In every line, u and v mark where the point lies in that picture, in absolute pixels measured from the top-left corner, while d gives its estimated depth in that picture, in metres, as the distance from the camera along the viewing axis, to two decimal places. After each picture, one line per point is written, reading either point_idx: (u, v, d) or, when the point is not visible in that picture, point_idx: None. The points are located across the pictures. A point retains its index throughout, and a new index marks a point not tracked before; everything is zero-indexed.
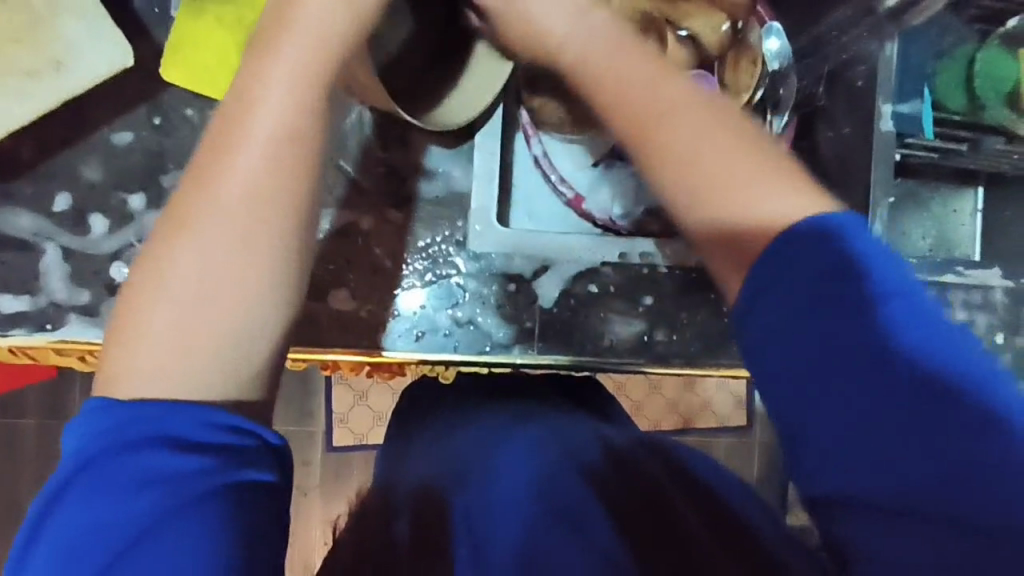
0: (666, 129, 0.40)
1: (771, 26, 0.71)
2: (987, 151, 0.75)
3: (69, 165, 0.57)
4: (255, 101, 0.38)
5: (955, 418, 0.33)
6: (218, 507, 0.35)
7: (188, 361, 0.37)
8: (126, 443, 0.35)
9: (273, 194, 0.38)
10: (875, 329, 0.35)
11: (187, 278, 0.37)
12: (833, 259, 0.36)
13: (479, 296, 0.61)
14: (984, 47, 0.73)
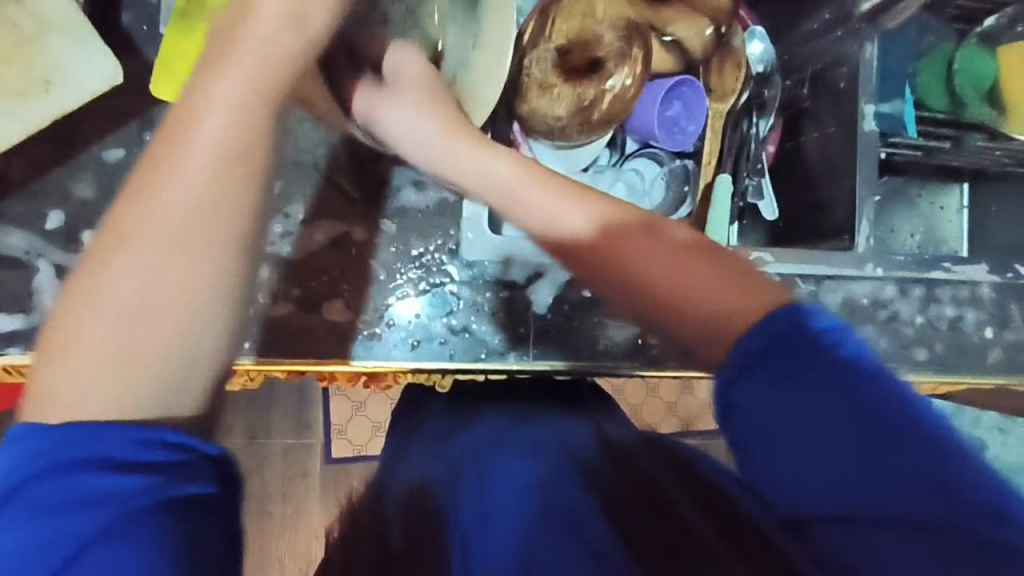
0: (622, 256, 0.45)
1: (755, 30, 0.73)
2: (969, 148, 0.74)
3: (60, 183, 0.57)
4: (196, 116, 0.38)
5: (924, 463, 0.36)
6: (159, 521, 0.35)
7: (121, 382, 0.35)
8: (56, 468, 0.34)
9: (216, 207, 0.37)
10: (847, 392, 0.37)
11: (118, 297, 0.36)
12: (802, 338, 0.38)
13: (473, 304, 0.62)
14: (963, 45, 0.76)
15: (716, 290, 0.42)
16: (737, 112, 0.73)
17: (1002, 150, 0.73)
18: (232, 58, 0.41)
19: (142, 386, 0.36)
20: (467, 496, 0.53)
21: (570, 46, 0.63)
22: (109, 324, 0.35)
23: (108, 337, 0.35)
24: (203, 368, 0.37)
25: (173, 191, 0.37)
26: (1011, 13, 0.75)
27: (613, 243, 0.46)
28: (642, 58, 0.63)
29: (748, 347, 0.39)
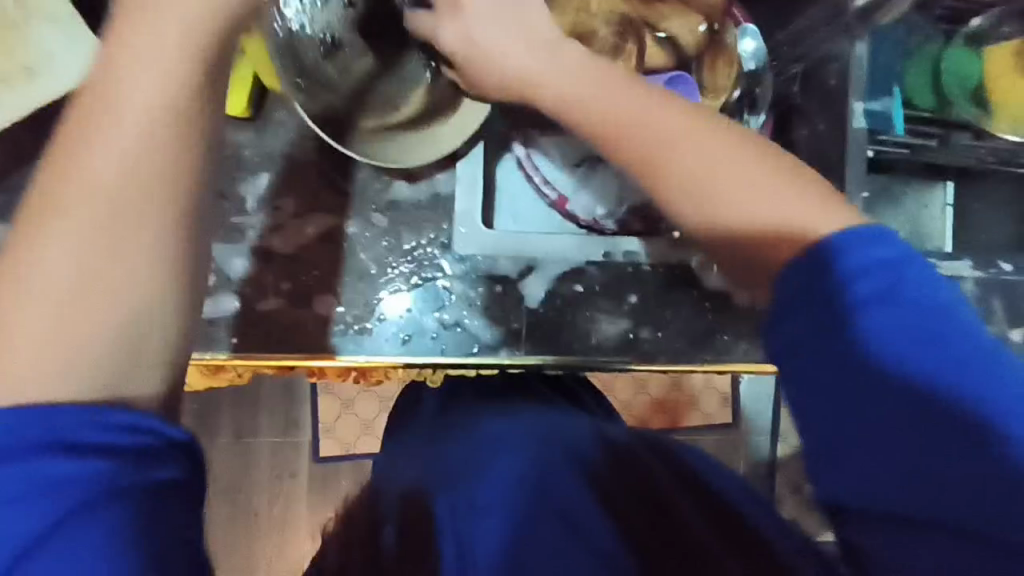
0: (672, 156, 0.43)
1: (747, 26, 0.73)
2: (955, 146, 0.76)
3: None
4: (123, 82, 0.37)
5: (971, 428, 0.35)
6: (130, 508, 0.34)
7: (56, 362, 0.35)
8: (8, 452, 0.33)
9: (154, 176, 0.37)
10: (889, 343, 0.37)
11: (51, 270, 0.35)
12: (851, 274, 0.38)
13: (465, 298, 0.61)
14: (949, 47, 0.77)
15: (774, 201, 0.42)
16: (728, 110, 0.73)
17: (987, 148, 0.75)
18: (157, 16, 0.37)
19: (81, 367, 0.35)
20: (466, 489, 0.51)
21: (563, 40, 0.62)
22: (43, 302, 0.35)
23: (42, 315, 0.35)
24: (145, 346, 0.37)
25: (104, 166, 0.36)
26: (997, 14, 0.75)
27: (663, 147, 0.43)
28: (636, 52, 0.65)
29: (789, 284, 0.40)
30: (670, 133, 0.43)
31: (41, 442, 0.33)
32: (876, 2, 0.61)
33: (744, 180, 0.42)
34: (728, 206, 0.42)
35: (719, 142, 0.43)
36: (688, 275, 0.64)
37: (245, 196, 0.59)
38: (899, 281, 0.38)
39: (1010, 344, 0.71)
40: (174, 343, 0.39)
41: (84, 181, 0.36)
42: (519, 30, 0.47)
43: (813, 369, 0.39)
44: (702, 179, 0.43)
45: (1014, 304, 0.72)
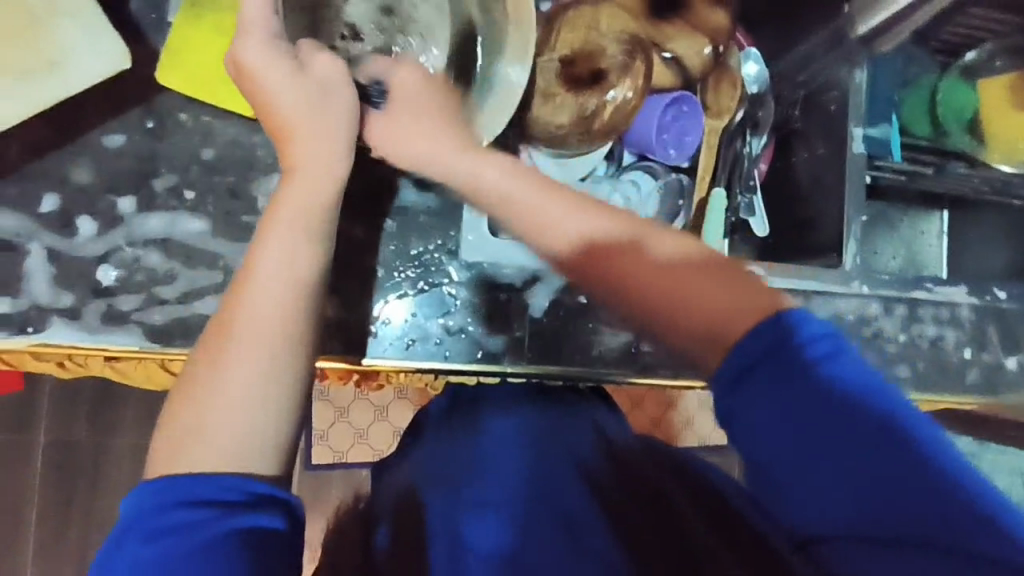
0: (619, 257, 0.50)
1: (749, 51, 0.75)
2: (950, 174, 0.77)
3: (58, 167, 0.56)
4: (264, 246, 0.49)
5: (903, 461, 0.39)
6: (241, 541, 0.41)
7: (225, 452, 0.44)
8: (164, 504, 0.41)
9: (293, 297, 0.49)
10: (827, 388, 0.42)
11: (227, 387, 0.46)
12: (789, 334, 0.43)
13: (470, 305, 0.62)
14: (945, 77, 0.79)
15: (712, 289, 0.47)
16: (731, 130, 0.74)
17: (981, 177, 0.76)
18: (296, 176, 0.51)
19: (233, 448, 0.44)
20: (464, 494, 0.55)
21: (574, 56, 0.65)
22: (215, 400, 0.45)
23: (209, 408, 0.45)
24: (280, 427, 0.46)
25: (260, 303, 0.48)
26: (989, 49, 0.79)
27: (609, 245, 0.50)
28: (645, 71, 0.64)
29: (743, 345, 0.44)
30: (585, 226, 0.51)
31: (189, 491, 0.42)
32: (876, 30, 0.63)
33: (684, 269, 0.48)
34: (671, 289, 0.47)
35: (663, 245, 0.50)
36: None
37: (257, 196, 0.59)
38: (835, 346, 0.44)
39: (1003, 370, 0.72)
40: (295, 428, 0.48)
41: (240, 307, 0.48)
42: (441, 108, 0.55)
43: (760, 430, 0.43)
44: (645, 277, 0.48)
45: (1008, 331, 0.73)
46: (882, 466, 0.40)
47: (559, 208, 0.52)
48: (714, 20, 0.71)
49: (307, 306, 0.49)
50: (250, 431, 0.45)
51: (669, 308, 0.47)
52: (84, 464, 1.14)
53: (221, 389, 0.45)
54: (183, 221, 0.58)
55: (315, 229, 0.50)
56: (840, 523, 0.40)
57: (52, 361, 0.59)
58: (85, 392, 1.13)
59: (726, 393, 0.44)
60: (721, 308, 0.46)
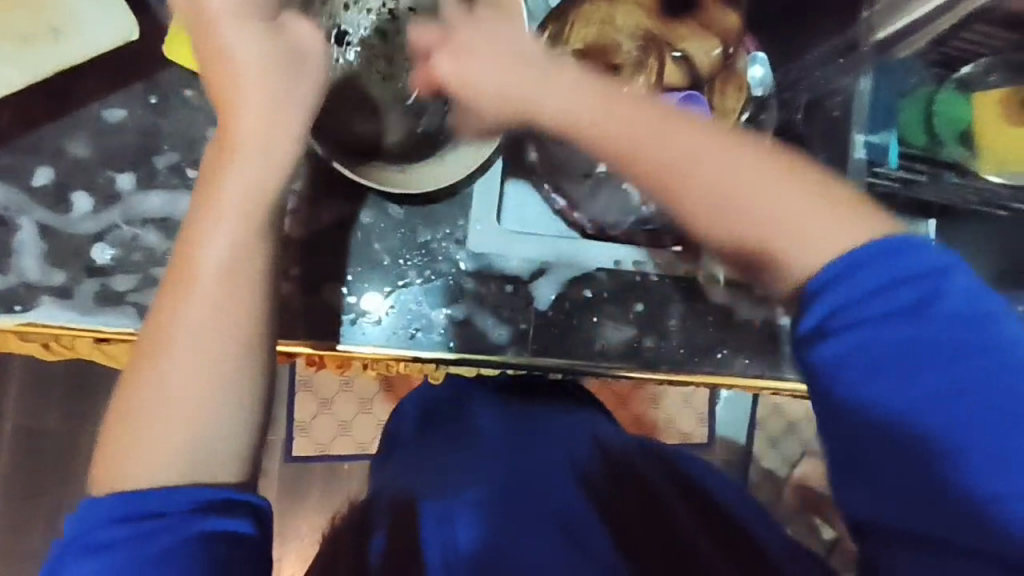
0: (699, 178, 0.42)
1: (755, 55, 0.75)
2: (943, 184, 0.80)
3: (53, 139, 0.54)
4: (201, 234, 0.42)
5: (1002, 437, 0.35)
6: (205, 550, 0.38)
7: (170, 464, 0.40)
8: (115, 517, 0.38)
9: (235, 288, 0.41)
10: (933, 339, 0.37)
11: (164, 393, 0.40)
12: (887, 276, 0.38)
13: (476, 296, 0.62)
14: (941, 89, 0.81)
15: (792, 203, 0.41)
16: None
17: (972, 188, 0.80)
18: (234, 152, 0.42)
19: (185, 465, 0.40)
20: (456, 498, 0.50)
21: (588, 50, 0.64)
22: (156, 408, 0.40)
23: (152, 427, 0.40)
24: (235, 442, 0.42)
25: (194, 296, 0.41)
26: (985, 64, 0.80)
27: (693, 159, 0.42)
28: (656, 69, 0.66)
29: (833, 286, 0.39)
30: (672, 152, 0.42)
31: (141, 504, 0.38)
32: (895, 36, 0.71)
33: (766, 189, 0.41)
34: (745, 209, 0.41)
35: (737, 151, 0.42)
36: (693, 289, 0.65)
37: None
38: (943, 293, 0.38)
39: None
40: (256, 437, 0.43)
41: (178, 304, 0.41)
42: (501, 49, 0.45)
43: (841, 379, 0.39)
44: (722, 201, 0.42)
45: None
46: (976, 440, 0.36)
47: (635, 121, 0.43)
48: (724, 23, 0.71)
49: (254, 303, 0.42)
50: (205, 447, 0.41)
51: (742, 228, 0.42)
52: (57, 450, 1.10)
53: (165, 403, 0.40)
54: (184, 200, 0.56)
55: (254, 213, 0.42)
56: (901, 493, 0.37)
57: (36, 342, 0.57)
58: (60, 376, 1.09)
59: (812, 341, 0.40)
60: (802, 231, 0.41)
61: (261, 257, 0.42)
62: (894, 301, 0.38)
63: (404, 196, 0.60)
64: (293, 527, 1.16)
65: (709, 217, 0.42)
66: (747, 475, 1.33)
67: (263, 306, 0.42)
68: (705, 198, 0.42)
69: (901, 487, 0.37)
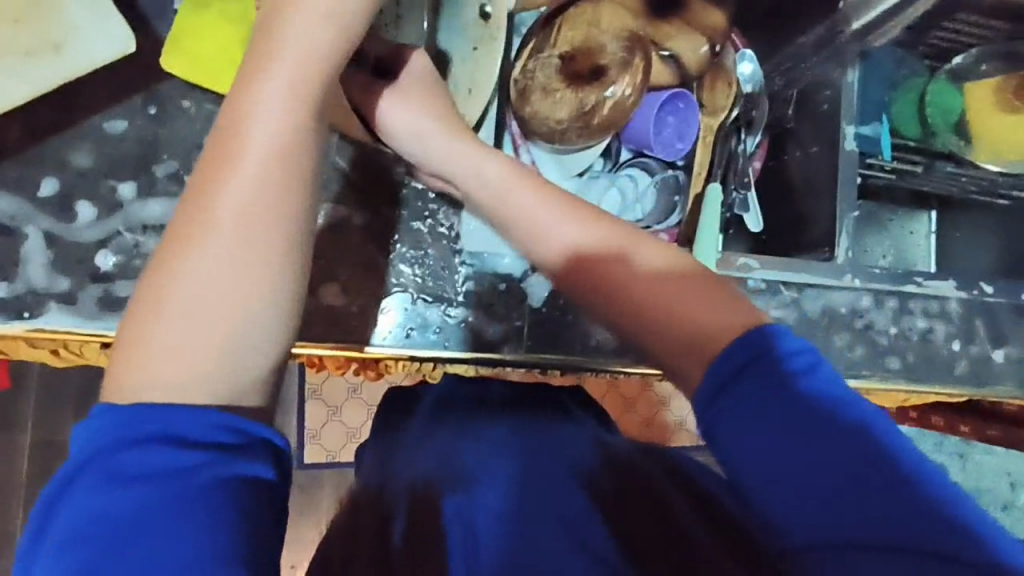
0: (605, 272, 0.48)
1: (744, 52, 0.76)
2: (937, 172, 0.82)
3: (58, 151, 0.56)
4: (251, 125, 0.43)
5: (893, 477, 0.37)
6: (217, 495, 0.35)
7: (197, 365, 0.38)
8: (129, 442, 0.35)
9: (280, 185, 0.42)
10: (810, 401, 0.39)
11: (201, 289, 0.39)
12: (771, 354, 0.41)
13: (471, 295, 0.62)
14: (934, 80, 0.81)
15: (698, 303, 0.45)
16: (726, 130, 0.76)
17: (970, 177, 0.80)
18: (288, 58, 0.44)
19: (212, 366, 0.38)
20: (476, 495, 0.51)
21: (575, 52, 0.65)
22: (189, 304, 0.39)
23: (178, 320, 0.38)
24: (271, 337, 0.41)
25: (238, 190, 0.41)
26: (978, 52, 0.80)
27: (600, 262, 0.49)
28: (644, 68, 0.65)
29: (728, 365, 0.41)
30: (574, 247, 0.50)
31: (148, 434, 0.36)
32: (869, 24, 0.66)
33: (668, 293, 0.46)
34: (654, 300, 0.46)
35: (630, 245, 0.49)
36: None
37: None
38: (811, 361, 0.41)
39: (992, 363, 0.74)
40: (285, 346, 0.42)
41: (221, 199, 0.41)
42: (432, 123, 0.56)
43: (737, 422, 0.40)
44: (628, 297, 0.47)
45: (996, 325, 0.74)
46: (876, 485, 0.36)
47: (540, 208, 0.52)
48: (710, 21, 0.72)
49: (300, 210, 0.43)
50: (231, 348, 0.39)
51: (633, 310, 0.47)
52: None
53: (194, 294, 0.39)
54: None
55: (306, 105, 0.44)
56: (838, 526, 0.36)
57: (45, 349, 0.59)
58: (72, 390, 1.12)
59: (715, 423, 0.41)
60: (688, 315, 0.45)
61: (310, 167, 0.44)
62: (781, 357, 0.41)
63: (396, 194, 0.62)
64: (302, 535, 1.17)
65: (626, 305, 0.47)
66: None
67: (306, 202, 0.43)
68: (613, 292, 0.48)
69: (823, 512, 0.37)
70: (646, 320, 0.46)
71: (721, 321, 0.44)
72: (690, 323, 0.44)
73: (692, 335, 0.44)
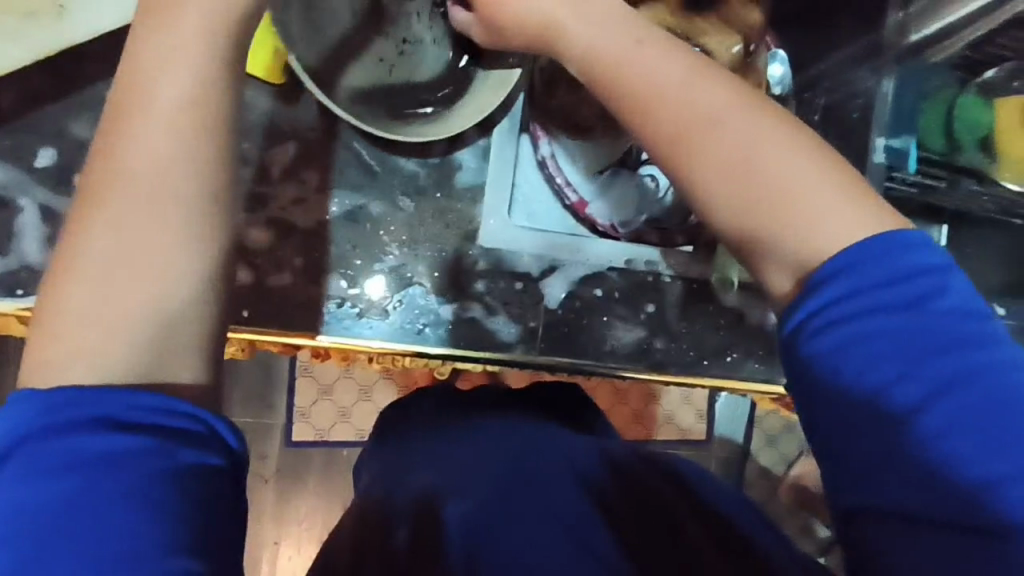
0: (712, 138, 0.39)
1: (776, 52, 0.73)
2: (961, 190, 0.77)
3: (57, 119, 0.53)
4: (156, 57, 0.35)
5: (1004, 438, 0.33)
6: (157, 482, 0.30)
7: (105, 345, 0.32)
8: (49, 427, 0.30)
9: (188, 125, 0.34)
10: (930, 329, 0.35)
11: (103, 255, 0.32)
12: (891, 272, 0.36)
13: (488, 293, 0.61)
14: (963, 93, 0.79)
15: (816, 186, 0.38)
16: None
17: (992, 196, 0.77)
18: None
19: (133, 344, 0.32)
20: (485, 500, 0.49)
21: None
22: (95, 272, 0.32)
23: (91, 291, 0.32)
24: (188, 308, 0.33)
25: (142, 135, 0.34)
26: (1011, 67, 0.78)
27: (703, 127, 0.40)
28: None
29: (836, 276, 0.37)
30: (675, 102, 0.40)
31: (58, 419, 0.30)
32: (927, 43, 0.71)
33: (788, 160, 0.39)
34: (766, 172, 0.38)
35: (737, 106, 0.40)
36: (705, 291, 0.64)
37: (271, 164, 0.56)
38: (940, 289, 0.36)
39: None
40: (215, 316, 0.35)
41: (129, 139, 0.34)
42: None
43: (835, 351, 0.36)
44: (739, 171, 0.39)
45: None
46: (981, 442, 0.33)
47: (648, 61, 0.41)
48: (745, 20, 0.69)
49: (211, 137, 0.35)
50: (153, 316, 0.32)
51: (739, 182, 0.39)
52: None
53: (106, 254, 0.32)
54: None
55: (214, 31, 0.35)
56: (922, 487, 0.34)
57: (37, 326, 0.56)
58: None
59: (802, 343, 0.37)
60: (818, 201, 0.38)
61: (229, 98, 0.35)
62: (897, 291, 0.36)
63: (415, 191, 0.59)
64: (288, 511, 1.17)
65: (734, 179, 0.39)
66: (744, 474, 1.33)
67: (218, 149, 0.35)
68: (715, 163, 0.39)
69: (914, 467, 0.34)
70: (750, 195, 0.39)
71: (853, 221, 0.38)
72: (812, 211, 0.38)
73: (815, 231, 0.38)
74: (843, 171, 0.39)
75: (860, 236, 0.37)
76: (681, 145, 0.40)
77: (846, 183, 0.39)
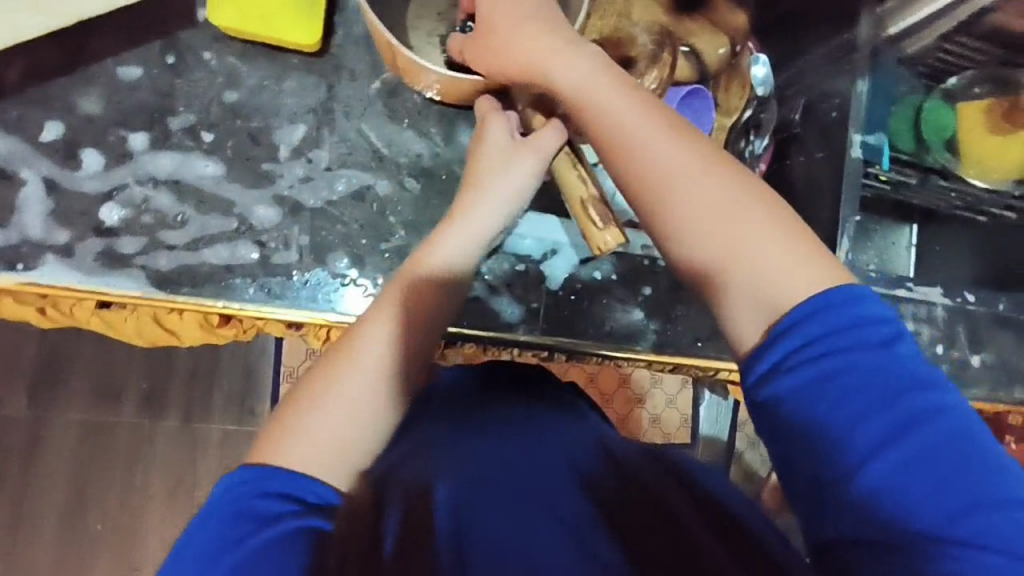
0: (678, 195, 0.44)
1: (758, 55, 0.76)
2: (931, 185, 0.83)
3: (66, 94, 0.53)
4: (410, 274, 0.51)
5: (959, 478, 0.35)
6: (288, 547, 0.39)
7: (315, 455, 0.44)
8: (258, 490, 0.42)
9: (414, 328, 0.50)
10: (883, 377, 0.37)
11: (340, 398, 0.46)
12: (845, 323, 0.39)
13: (494, 273, 0.62)
14: (929, 98, 0.85)
15: (773, 243, 0.42)
16: (738, 128, 0.75)
17: (958, 191, 0.83)
18: (468, 201, 0.52)
19: (333, 458, 0.45)
20: (487, 475, 0.47)
21: (602, 42, 0.66)
22: (325, 406, 0.46)
23: (321, 418, 0.46)
24: (366, 449, 0.47)
25: (386, 324, 0.49)
26: (971, 75, 0.84)
27: (673, 178, 0.44)
28: (671, 63, 0.65)
29: (798, 323, 0.39)
30: (655, 156, 0.44)
31: (264, 485, 0.42)
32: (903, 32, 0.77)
33: (745, 220, 0.42)
34: (727, 230, 0.42)
35: (705, 163, 0.44)
36: None
37: (279, 143, 0.57)
38: (890, 340, 0.39)
39: (969, 368, 0.78)
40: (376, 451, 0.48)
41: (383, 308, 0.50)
42: (547, 25, 0.49)
43: (800, 393, 0.38)
44: (702, 225, 0.43)
45: (975, 331, 0.79)
46: (938, 485, 0.35)
47: (626, 117, 0.46)
48: (731, 22, 0.73)
49: (423, 341, 0.50)
50: (356, 444, 0.46)
51: (705, 235, 0.43)
52: (22, 437, 1.05)
53: (341, 397, 0.47)
54: (197, 163, 0.55)
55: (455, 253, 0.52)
56: (886, 526, 0.35)
57: (32, 305, 0.55)
58: (33, 356, 1.05)
59: (769, 381, 0.39)
60: (777, 257, 0.41)
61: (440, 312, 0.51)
62: (855, 339, 0.38)
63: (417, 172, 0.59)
64: None
65: (698, 232, 0.43)
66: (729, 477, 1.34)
67: (423, 346, 0.50)
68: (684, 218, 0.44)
69: (875, 508, 0.36)
70: (723, 234, 0.42)
71: (817, 272, 0.41)
72: (766, 262, 0.41)
73: (776, 274, 0.41)
74: (797, 229, 0.43)
75: (816, 290, 0.40)
76: (648, 199, 0.45)
77: (798, 240, 0.42)
